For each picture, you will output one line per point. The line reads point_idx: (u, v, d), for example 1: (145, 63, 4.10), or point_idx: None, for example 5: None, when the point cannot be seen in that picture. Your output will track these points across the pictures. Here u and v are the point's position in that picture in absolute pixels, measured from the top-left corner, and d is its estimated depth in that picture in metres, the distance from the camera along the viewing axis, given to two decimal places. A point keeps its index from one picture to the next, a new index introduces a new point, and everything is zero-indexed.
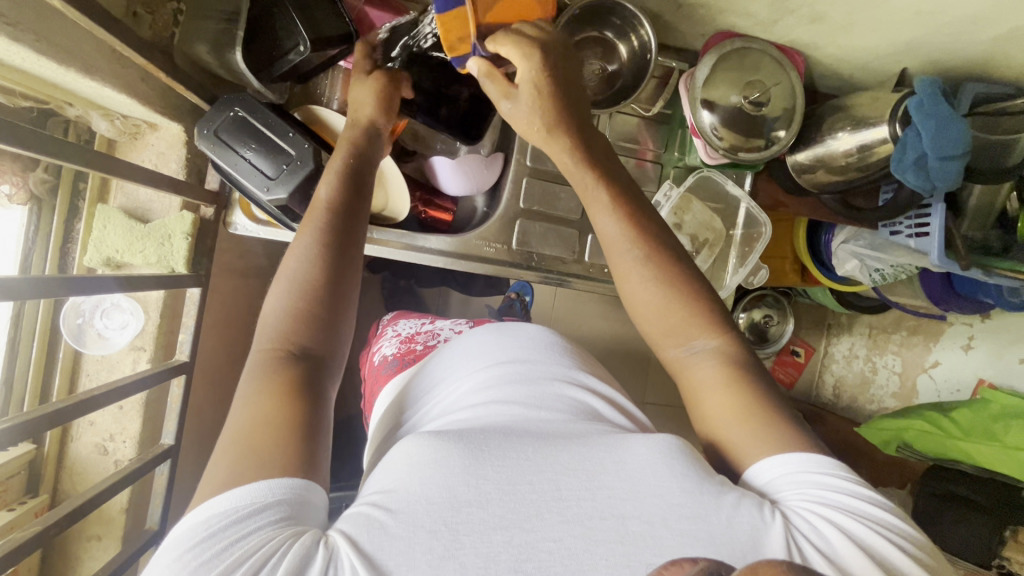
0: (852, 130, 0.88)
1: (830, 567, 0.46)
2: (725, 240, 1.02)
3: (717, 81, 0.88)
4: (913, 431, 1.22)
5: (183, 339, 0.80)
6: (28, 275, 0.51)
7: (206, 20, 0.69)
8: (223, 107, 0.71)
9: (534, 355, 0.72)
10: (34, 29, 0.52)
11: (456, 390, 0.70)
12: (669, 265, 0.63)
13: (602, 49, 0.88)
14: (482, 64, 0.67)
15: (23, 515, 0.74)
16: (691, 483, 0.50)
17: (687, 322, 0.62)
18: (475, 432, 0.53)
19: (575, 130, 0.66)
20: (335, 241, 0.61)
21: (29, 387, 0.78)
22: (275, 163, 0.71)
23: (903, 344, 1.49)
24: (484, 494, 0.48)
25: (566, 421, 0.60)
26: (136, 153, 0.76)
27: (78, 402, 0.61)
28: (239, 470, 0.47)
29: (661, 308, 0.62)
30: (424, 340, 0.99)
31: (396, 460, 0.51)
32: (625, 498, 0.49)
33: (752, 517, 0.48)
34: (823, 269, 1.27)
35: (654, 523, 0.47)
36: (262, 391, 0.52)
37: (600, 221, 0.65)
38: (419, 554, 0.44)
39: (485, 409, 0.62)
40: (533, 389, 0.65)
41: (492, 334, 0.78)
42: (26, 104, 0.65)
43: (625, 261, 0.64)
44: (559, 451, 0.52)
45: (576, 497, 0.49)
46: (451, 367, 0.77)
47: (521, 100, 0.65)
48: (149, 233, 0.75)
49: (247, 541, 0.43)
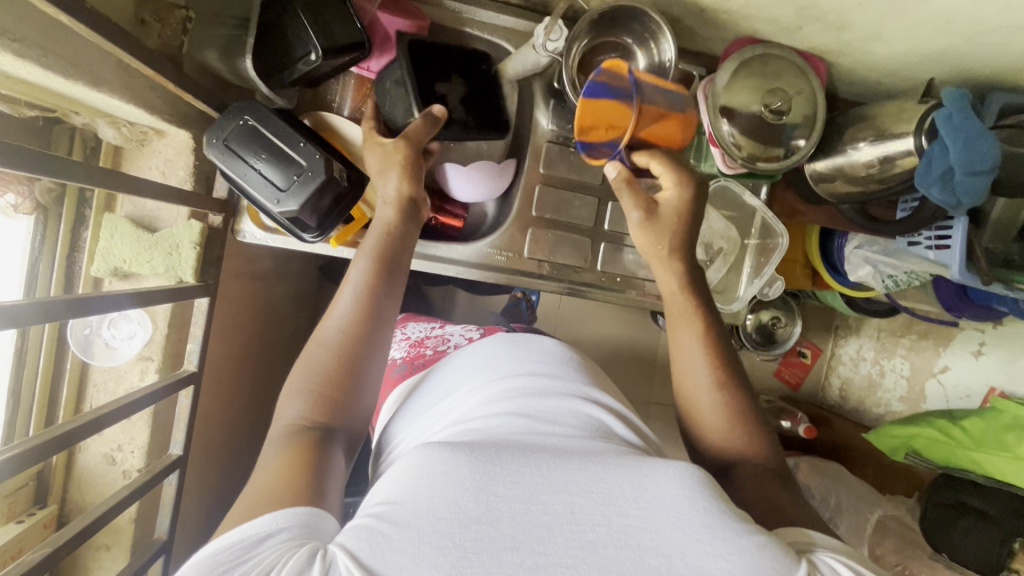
0: (874, 140, 0.86)
1: None
2: (739, 248, 1.00)
3: (737, 87, 0.86)
4: (922, 439, 1.22)
5: (190, 349, 0.79)
6: (33, 300, 0.50)
7: (218, 25, 0.69)
8: (232, 116, 0.69)
9: (546, 369, 0.70)
10: (38, 42, 0.50)
11: (460, 403, 0.68)
12: (737, 394, 0.69)
13: (620, 55, 0.85)
14: (622, 171, 0.75)
15: (31, 528, 0.74)
16: (712, 519, 0.48)
17: (738, 439, 0.67)
18: (488, 447, 0.52)
19: (687, 261, 0.75)
20: (361, 330, 0.64)
21: (37, 397, 0.77)
22: (286, 174, 0.69)
23: (911, 348, 1.47)
24: (494, 512, 0.47)
25: (578, 438, 0.59)
26: (143, 161, 0.74)
27: (84, 423, 0.61)
28: (248, 512, 0.49)
29: (724, 425, 0.67)
30: (434, 344, 0.98)
31: (404, 472, 0.50)
32: (642, 527, 0.47)
33: (776, 561, 0.47)
34: (834, 274, 1.25)
35: (672, 557, 0.46)
36: (279, 457, 0.55)
37: (681, 334, 0.72)
38: (425, 570, 0.42)
39: (496, 421, 0.60)
40: (547, 404, 0.63)
41: (505, 347, 0.77)
42: (32, 113, 0.63)
43: (696, 380, 0.69)
44: (573, 469, 0.51)
45: (592, 523, 0.47)
46: (463, 377, 0.75)
47: (658, 220, 0.75)
48: (157, 243, 0.74)
49: (251, 562, 0.44)
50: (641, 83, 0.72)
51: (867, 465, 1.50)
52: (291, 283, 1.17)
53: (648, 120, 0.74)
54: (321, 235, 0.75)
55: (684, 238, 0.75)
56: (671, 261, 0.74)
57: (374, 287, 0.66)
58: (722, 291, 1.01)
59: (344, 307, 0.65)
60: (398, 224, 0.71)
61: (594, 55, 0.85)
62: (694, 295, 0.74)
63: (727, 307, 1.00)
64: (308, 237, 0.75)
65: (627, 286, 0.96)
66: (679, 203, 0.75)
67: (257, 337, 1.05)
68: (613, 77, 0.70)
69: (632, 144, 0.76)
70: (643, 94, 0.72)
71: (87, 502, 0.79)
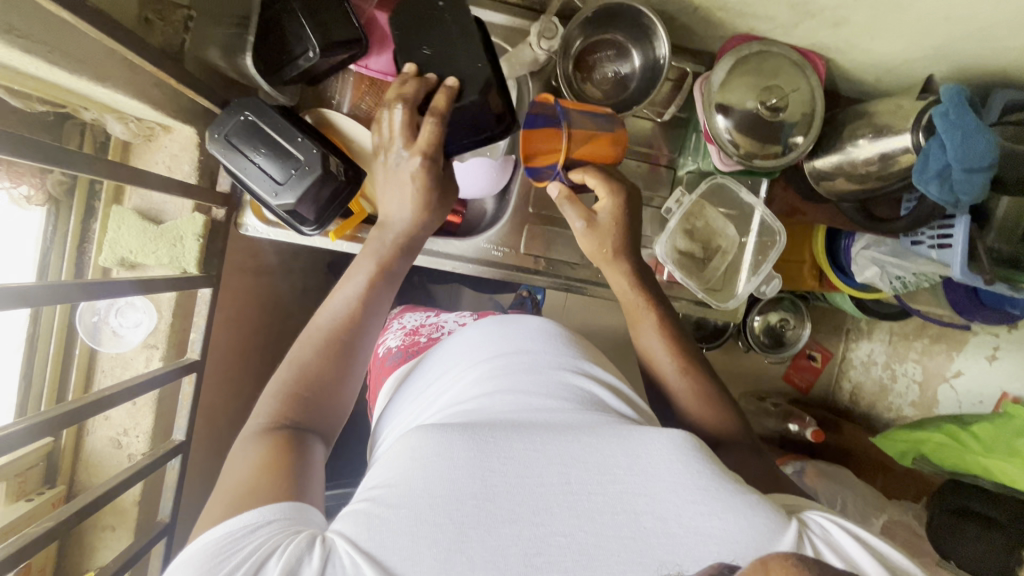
0: (874, 138, 0.85)
1: (840, 559, 0.50)
2: (737, 246, 1.00)
3: (733, 85, 0.86)
4: (931, 444, 1.19)
5: (194, 338, 0.82)
6: (45, 282, 0.53)
7: (218, 25, 0.71)
8: (233, 111, 0.72)
9: (536, 343, 0.66)
10: (45, 40, 0.52)
11: (448, 380, 0.67)
12: (699, 381, 0.74)
13: (615, 51, 0.86)
14: (563, 190, 0.77)
15: (41, 506, 0.77)
16: (705, 481, 0.51)
17: (714, 425, 0.72)
18: (480, 425, 0.53)
19: (634, 261, 0.81)
20: (355, 330, 0.68)
21: (48, 381, 0.81)
22: (284, 168, 0.72)
23: (923, 352, 1.44)
24: (491, 488, 0.49)
25: (574, 411, 0.58)
26: (151, 155, 0.77)
27: (91, 402, 0.63)
28: (235, 506, 0.50)
29: (697, 412, 0.73)
30: (428, 332, 0.97)
31: (397, 452, 0.52)
32: (637, 493, 0.51)
33: (768, 521, 0.51)
34: (841, 275, 1.24)
35: (667, 520, 0.49)
36: (259, 453, 0.56)
37: (645, 338, 0.78)
38: (424, 547, 0.45)
39: (487, 397, 0.59)
40: (537, 378, 0.61)
41: (500, 319, 0.72)
42: (44, 108, 0.66)
43: (663, 371, 0.76)
44: (567, 442, 0.53)
45: (586, 492, 0.50)
46: (455, 345, 0.73)
47: (595, 227, 0.78)
48: (161, 235, 0.77)
49: (245, 550, 0.45)
50: (569, 112, 0.74)
51: (876, 470, 1.47)
52: (296, 278, 1.19)
53: (579, 141, 0.75)
54: (320, 229, 0.78)
55: (626, 238, 0.80)
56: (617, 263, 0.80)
57: (373, 292, 0.70)
58: (720, 288, 1.01)
59: (339, 306, 0.69)
60: (413, 226, 0.73)
61: (589, 53, 0.86)
62: (643, 292, 0.80)
63: (725, 305, 1.00)
64: (307, 230, 0.77)
65: None
66: (615, 210, 0.77)
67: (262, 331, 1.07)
68: (546, 109, 0.75)
69: (569, 164, 0.77)
70: (571, 120, 0.74)
71: (94, 484, 0.82)
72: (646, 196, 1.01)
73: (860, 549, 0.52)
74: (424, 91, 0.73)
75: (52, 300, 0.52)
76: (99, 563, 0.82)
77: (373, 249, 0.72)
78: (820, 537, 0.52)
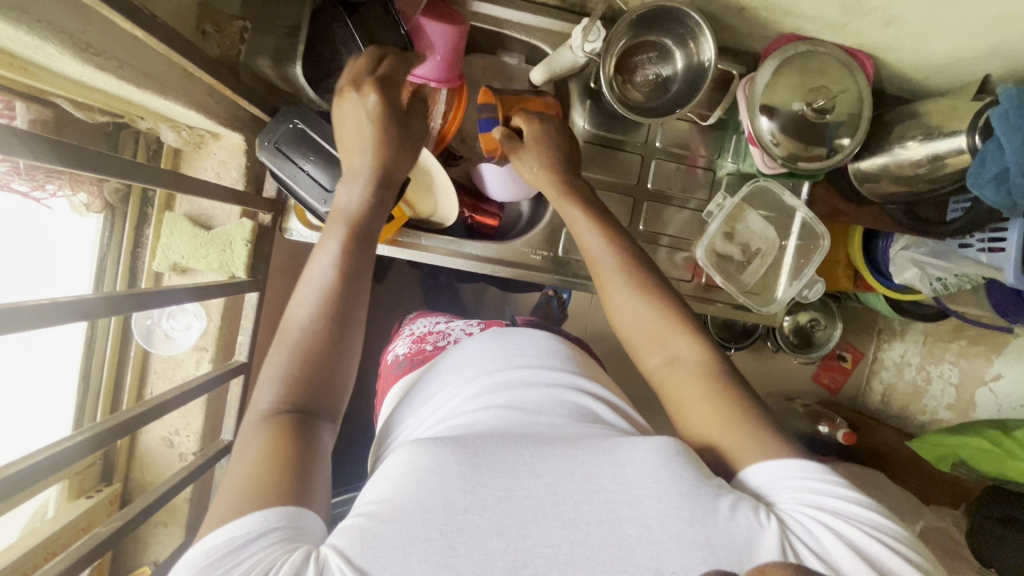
0: (923, 139, 0.83)
1: (819, 560, 0.49)
2: (778, 249, 0.99)
3: (777, 86, 0.85)
4: (970, 448, 1.15)
5: (241, 340, 0.84)
6: (101, 292, 0.53)
7: (270, 34, 0.73)
8: (283, 119, 0.73)
9: (533, 356, 0.64)
10: (117, 56, 0.53)
11: (445, 394, 0.65)
12: (646, 277, 0.73)
13: (657, 53, 0.85)
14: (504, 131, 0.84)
15: (99, 502, 0.80)
16: (689, 486, 0.50)
17: (669, 332, 0.69)
18: (472, 438, 0.52)
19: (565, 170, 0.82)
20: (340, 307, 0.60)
21: (105, 380, 0.84)
22: (333, 175, 0.73)
23: (960, 354, 1.40)
24: (481, 501, 0.48)
25: (566, 425, 0.57)
26: (200, 162, 0.79)
27: (152, 406, 0.65)
28: (234, 506, 0.46)
29: (647, 315, 0.70)
30: (436, 340, 0.85)
31: (390, 469, 0.51)
32: (623, 501, 0.49)
33: (752, 522, 0.49)
34: (878, 276, 1.21)
35: (651, 526, 0.48)
36: (259, 445, 0.51)
37: (587, 241, 0.77)
38: (415, 563, 0.44)
39: (481, 413, 0.57)
40: (533, 393, 0.59)
41: (498, 333, 0.70)
42: (104, 118, 0.68)
43: (605, 271, 0.74)
44: (555, 455, 0.51)
45: (573, 502, 0.49)
46: (450, 361, 0.71)
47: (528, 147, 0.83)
48: (212, 240, 0.79)
49: (243, 566, 0.43)
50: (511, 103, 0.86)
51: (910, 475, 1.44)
52: None
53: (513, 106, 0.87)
54: None
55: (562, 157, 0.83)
56: (567, 198, 0.80)
57: (349, 254, 0.63)
58: (759, 292, 1.00)
59: (321, 275, 0.62)
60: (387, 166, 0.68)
61: (632, 55, 0.85)
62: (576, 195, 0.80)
63: (766, 309, 0.99)
64: None
65: None
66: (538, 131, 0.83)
67: None
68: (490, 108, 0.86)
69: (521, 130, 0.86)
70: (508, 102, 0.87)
71: (147, 482, 0.85)
72: (682, 198, 0.99)
73: (845, 552, 0.49)
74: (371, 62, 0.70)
75: (108, 312, 0.51)
76: (153, 558, 0.84)
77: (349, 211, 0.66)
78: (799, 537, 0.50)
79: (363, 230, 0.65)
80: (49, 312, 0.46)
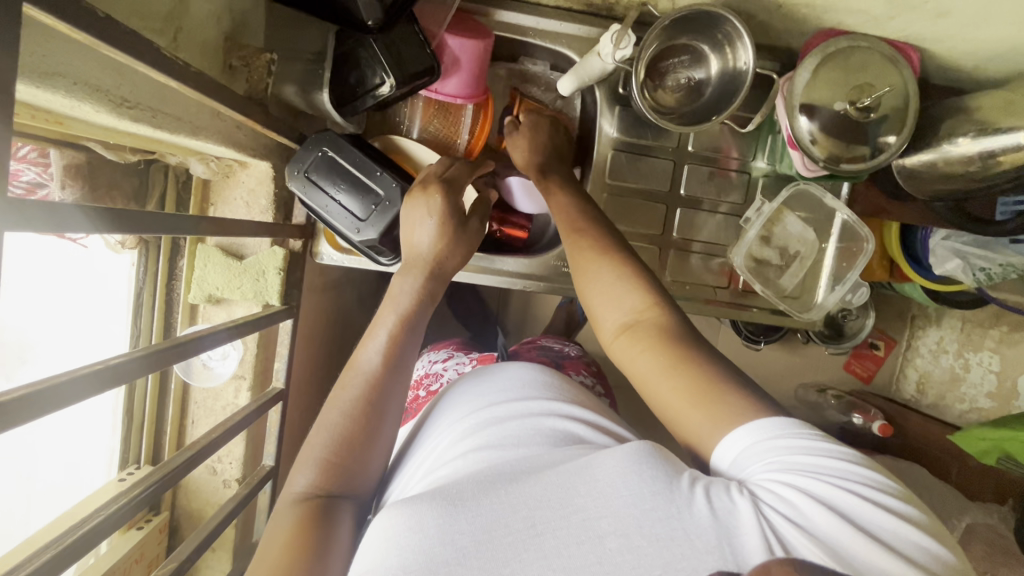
0: (976, 136, 0.79)
1: (806, 534, 0.42)
2: (817, 251, 0.96)
3: (817, 85, 0.81)
4: (1017, 444, 1.11)
5: (278, 367, 0.84)
6: (141, 351, 0.54)
7: (296, 61, 0.73)
8: (312, 147, 0.72)
9: (515, 393, 0.63)
10: (151, 106, 0.52)
11: (433, 443, 0.63)
12: (611, 244, 0.70)
13: (690, 57, 0.82)
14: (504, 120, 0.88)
15: (150, 533, 0.81)
16: (659, 484, 0.46)
17: (624, 291, 0.65)
18: (450, 486, 0.50)
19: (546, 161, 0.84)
20: (381, 399, 0.61)
21: (146, 411, 0.85)
22: (365, 203, 0.72)
23: (1001, 341, 1.35)
24: (461, 550, 0.45)
25: (547, 452, 0.54)
26: (229, 191, 0.78)
27: (197, 449, 0.65)
28: None
29: (609, 277, 0.66)
30: (429, 385, 0.89)
31: (379, 535, 0.49)
32: (600, 515, 0.45)
33: (727, 504, 0.45)
34: (917, 268, 1.17)
35: (630, 534, 0.44)
36: (285, 530, 0.53)
37: (562, 219, 0.75)
38: None
39: (463, 457, 0.55)
40: (511, 426, 0.57)
41: (483, 375, 0.69)
42: (135, 157, 0.67)
43: (573, 241, 0.71)
44: (528, 486, 0.49)
45: (551, 529, 0.45)
46: (438, 410, 0.69)
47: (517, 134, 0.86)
48: (245, 270, 0.79)
49: None
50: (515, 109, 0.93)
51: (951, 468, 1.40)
52: (356, 291, 1.20)
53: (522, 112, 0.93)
54: (396, 258, 0.78)
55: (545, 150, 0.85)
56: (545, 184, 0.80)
57: (398, 338, 0.63)
58: (799, 297, 0.97)
59: (367, 363, 0.63)
60: (441, 254, 0.68)
61: (662, 59, 0.82)
62: (551, 183, 0.80)
63: (808, 315, 0.97)
64: (385, 260, 0.78)
65: (695, 293, 0.97)
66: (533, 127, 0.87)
67: (329, 348, 1.09)
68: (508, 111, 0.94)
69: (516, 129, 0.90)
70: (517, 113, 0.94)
71: (193, 509, 0.86)
72: (713, 202, 0.96)
73: (818, 509, 0.43)
74: (443, 170, 0.73)
75: (147, 373, 0.52)
76: None
77: (406, 291, 0.66)
78: (772, 503, 0.44)
79: (414, 323, 0.65)
80: (84, 383, 0.46)
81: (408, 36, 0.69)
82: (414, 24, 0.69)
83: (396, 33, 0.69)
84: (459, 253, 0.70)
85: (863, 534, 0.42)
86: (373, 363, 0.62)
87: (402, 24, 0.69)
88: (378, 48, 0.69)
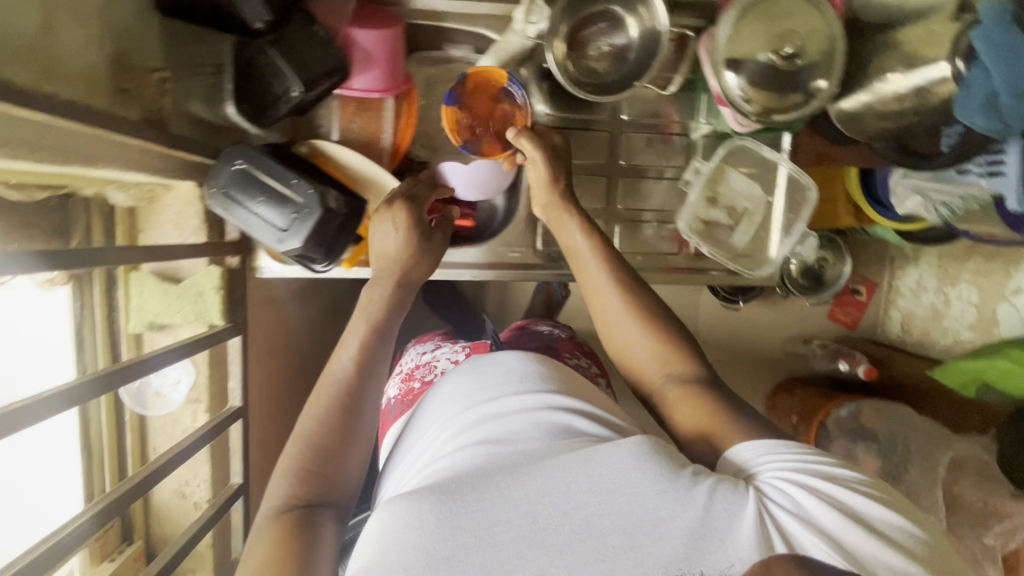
0: (905, 71, 0.78)
1: (813, 531, 0.45)
2: (764, 206, 0.95)
3: (740, 37, 0.79)
4: (995, 372, 1.09)
5: (233, 387, 0.86)
6: (94, 374, 0.56)
7: (196, 75, 0.75)
8: (224, 162, 0.71)
9: (511, 377, 0.60)
10: (27, 142, 0.51)
11: (429, 435, 0.61)
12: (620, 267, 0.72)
13: (608, 22, 0.80)
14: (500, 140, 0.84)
15: (123, 563, 0.82)
16: (664, 482, 0.47)
17: (664, 350, 0.67)
18: (452, 480, 0.48)
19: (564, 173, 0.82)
20: (355, 399, 0.62)
21: (108, 443, 0.85)
22: (284, 213, 0.71)
23: (977, 272, 1.34)
24: (461, 545, 0.45)
25: (544, 439, 0.52)
26: (156, 217, 0.77)
27: (146, 473, 0.64)
28: None
29: (646, 333, 0.68)
30: (422, 375, 0.87)
31: (376, 529, 0.48)
32: (604, 513, 0.46)
33: (730, 502, 0.47)
34: (879, 210, 1.16)
35: (632, 533, 0.45)
36: (266, 542, 0.52)
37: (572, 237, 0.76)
38: None
39: (462, 447, 0.53)
40: (508, 415, 0.55)
41: (478, 359, 0.65)
42: (45, 194, 0.66)
43: (584, 260, 0.74)
44: (529, 477, 0.47)
45: (554, 524, 0.46)
46: (433, 398, 0.66)
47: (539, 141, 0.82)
48: (182, 293, 0.79)
49: None
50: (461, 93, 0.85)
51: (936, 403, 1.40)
52: (320, 299, 1.19)
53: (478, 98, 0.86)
54: (329, 264, 0.76)
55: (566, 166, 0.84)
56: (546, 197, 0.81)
57: (374, 352, 0.65)
58: (752, 253, 0.96)
59: (339, 369, 0.64)
60: (405, 260, 0.72)
61: (582, 29, 0.80)
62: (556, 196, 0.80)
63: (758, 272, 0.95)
64: (319, 267, 0.77)
65: (649, 263, 0.96)
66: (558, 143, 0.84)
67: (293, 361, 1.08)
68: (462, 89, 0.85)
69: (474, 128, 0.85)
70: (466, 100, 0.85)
71: (166, 534, 0.87)
72: (657, 169, 0.95)
73: (819, 505, 0.46)
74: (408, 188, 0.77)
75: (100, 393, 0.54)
76: None
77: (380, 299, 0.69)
78: (782, 504, 0.47)
79: (382, 328, 0.67)
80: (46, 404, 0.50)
81: (307, 38, 0.69)
82: (314, 25, 0.69)
83: (295, 37, 0.69)
84: (424, 259, 0.74)
85: (864, 527, 0.45)
86: (347, 364, 0.64)
87: (304, 26, 0.69)
88: (278, 56, 0.70)
